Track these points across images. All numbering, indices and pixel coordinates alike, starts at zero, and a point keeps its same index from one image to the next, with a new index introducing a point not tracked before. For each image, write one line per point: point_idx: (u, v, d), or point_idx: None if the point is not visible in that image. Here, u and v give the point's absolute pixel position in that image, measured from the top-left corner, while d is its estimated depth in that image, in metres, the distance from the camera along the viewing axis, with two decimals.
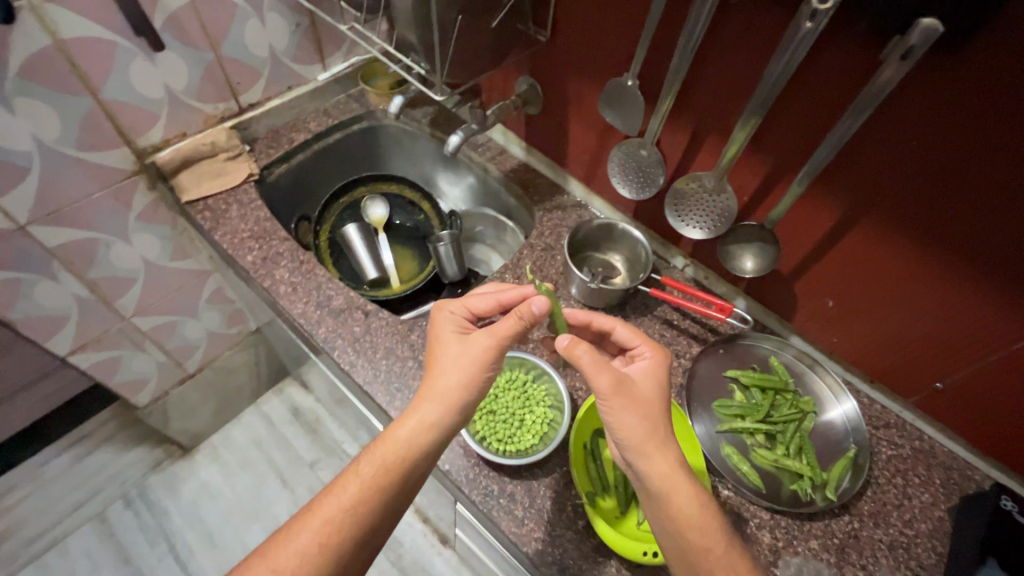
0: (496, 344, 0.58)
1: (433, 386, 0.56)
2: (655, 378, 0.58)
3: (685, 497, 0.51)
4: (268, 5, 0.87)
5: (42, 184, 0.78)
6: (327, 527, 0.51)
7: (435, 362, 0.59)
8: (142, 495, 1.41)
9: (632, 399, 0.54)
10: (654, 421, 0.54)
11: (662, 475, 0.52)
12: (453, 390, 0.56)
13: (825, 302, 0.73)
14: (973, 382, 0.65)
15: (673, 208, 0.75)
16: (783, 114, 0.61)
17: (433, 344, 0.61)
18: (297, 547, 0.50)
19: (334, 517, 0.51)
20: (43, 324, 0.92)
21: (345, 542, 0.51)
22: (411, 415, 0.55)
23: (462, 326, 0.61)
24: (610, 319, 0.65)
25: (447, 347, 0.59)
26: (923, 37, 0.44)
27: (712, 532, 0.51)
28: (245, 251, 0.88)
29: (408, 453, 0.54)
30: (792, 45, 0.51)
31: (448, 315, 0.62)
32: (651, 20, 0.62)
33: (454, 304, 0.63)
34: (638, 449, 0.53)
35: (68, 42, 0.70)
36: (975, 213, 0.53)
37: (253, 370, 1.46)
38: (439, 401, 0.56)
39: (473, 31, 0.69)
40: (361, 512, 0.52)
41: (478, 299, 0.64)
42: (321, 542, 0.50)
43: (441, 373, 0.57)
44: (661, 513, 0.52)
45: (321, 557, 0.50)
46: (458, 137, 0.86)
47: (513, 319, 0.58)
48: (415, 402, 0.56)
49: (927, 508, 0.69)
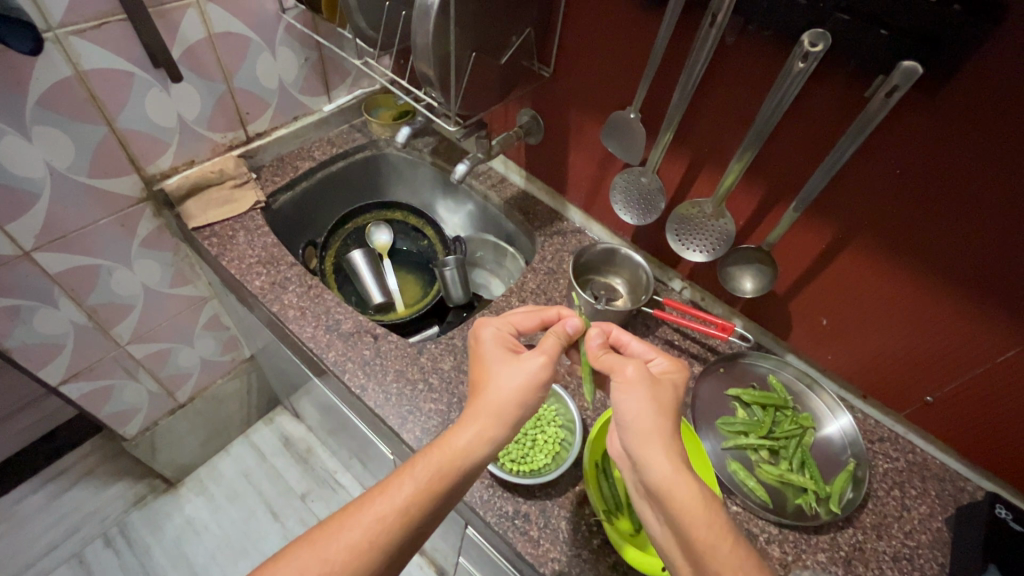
0: (548, 363, 0.58)
1: (489, 400, 0.56)
2: (673, 381, 0.59)
3: (685, 492, 0.51)
4: (280, 40, 0.91)
5: (50, 210, 0.78)
6: (378, 525, 0.50)
7: (488, 374, 0.58)
8: (123, 533, 1.33)
9: (647, 394, 0.56)
10: (660, 414, 0.55)
11: (664, 473, 0.52)
12: (510, 406, 0.56)
13: (820, 321, 0.77)
14: (960, 394, 0.68)
15: (675, 231, 0.79)
16: (777, 145, 0.65)
17: (483, 359, 0.61)
18: (347, 540, 0.49)
19: (386, 516, 0.50)
20: (37, 352, 0.90)
21: (393, 541, 0.50)
22: (471, 424, 0.55)
23: (509, 343, 0.62)
24: (626, 335, 0.67)
25: (499, 363, 0.59)
26: (905, 77, 0.49)
27: (717, 531, 0.50)
28: (252, 276, 0.88)
29: (463, 462, 0.53)
30: (785, 85, 0.56)
31: (495, 334, 0.63)
32: (653, 60, 0.67)
33: (499, 321, 0.64)
34: (642, 449, 0.54)
35: (89, 73, 0.72)
36: (959, 234, 0.57)
37: (244, 399, 1.43)
38: (497, 414, 0.55)
39: (484, 67, 0.73)
40: (413, 514, 0.51)
41: (523, 318, 0.66)
42: (371, 538, 0.50)
43: (496, 384, 0.57)
44: (665, 512, 0.52)
45: (369, 554, 0.49)
46: (464, 167, 0.89)
47: (553, 337, 0.60)
48: (473, 410, 0.56)
49: (926, 518, 0.72)
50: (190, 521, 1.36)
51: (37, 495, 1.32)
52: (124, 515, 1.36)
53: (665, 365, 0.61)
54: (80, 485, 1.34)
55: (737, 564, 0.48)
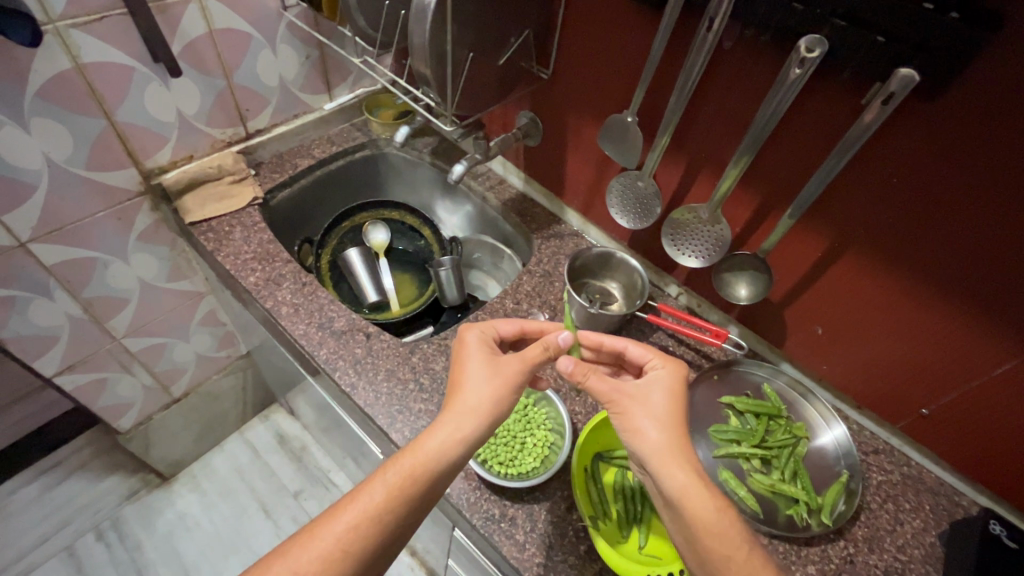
0: (522, 367, 0.59)
1: (462, 402, 0.56)
2: (667, 386, 0.59)
3: (699, 502, 0.50)
4: (281, 38, 0.91)
5: (47, 202, 0.79)
6: (351, 533, 0.49)
7: (464, 378, 0.58)
8: (115, 527, 1.33)
9: (643, 410, 0.56)
10: (664, 427, 0.55)
11: (678, 482, 0.52)
12: (483, 406, 0.56)
13: (814, 329, 0.76)
14: (955, 408, 0.68)
15: (670, 237, 0.78)
16: (773, 151, 0.65)
17: (460, 364, 0.60)
18: (320, 549, 0.48)
19: (358, 523, 0.50)
20: (32, 343, 0.90)
21: (366, 549, 0.50)
22: (443, 426, 0.54)
23: (490, 347, 0.62)
24: (623, 340, 0.67)
25: (477, 366, 0.59)
26: (902, 85, 0.48)
27: (732, 540, 0.49)
28: (247, 272, 0.88)
29: (436, 465, 0.53)
30: (782, 91, 0.55)
31: (479, 337, 0.62)
32: (650, 65, 0.66)
33: (483, 325, 0.64)
34: (655, 459, 0.53)
35: (89, 67, 0.72)
36: (953, 247, 0.57)
37: (240, 396, 1.43)
38: (471, 416, 0.55)
39: (482, 67, 0.73)
40: (386, 520, 0.50)
41: (501, 322, 0.66)
42: (342, 547, 0.49)
43: (472, 388, 0.57)
44: (679, 521, 0.51)
45: (343, 562, 0.49)
46: (462, 167, 0.88)
47: (540, 347, 0.61)
48: (447, 413, 0.55)
49: (919, 533, 0.71)
50: (182, 516, 1.36)
51: (31, 486, 1.32)
52: (117, 509, 1.35)
53: (662, 370, 0.61)
54: (74, 478, 1.33)
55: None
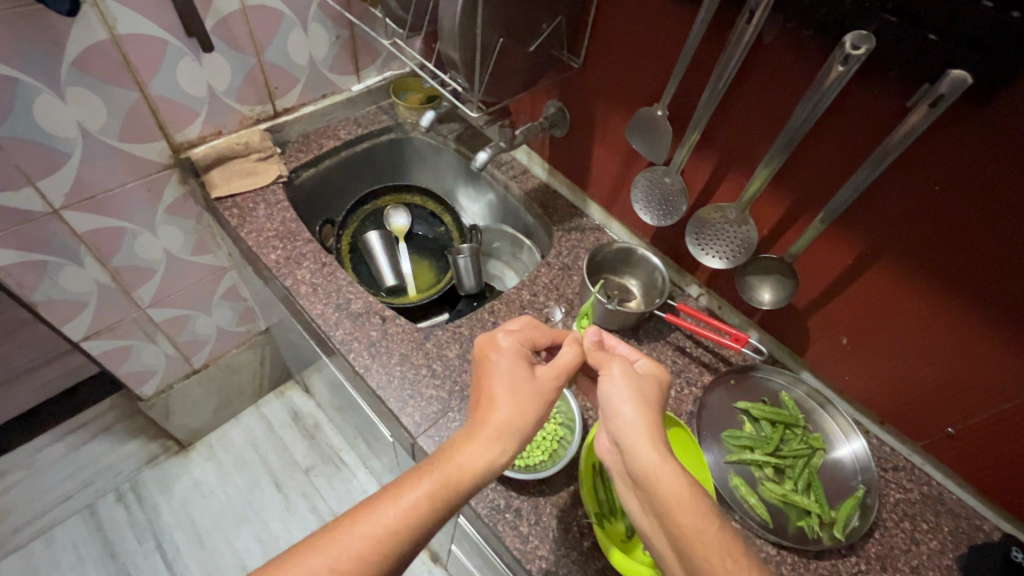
0: (557, 378, 0.59)
1: (499, 419, 0.54)
2: (657, 379, 0.59)
3: (669, 480, 0.50)
4: (313, 17, 0.91)
5: (80, 171, 0.80)
6: (388, 535, 0.48)
7: (498, 385, 0.57)
8: (134, 490, 1.37)
9: (628, 387, 0.56)
10: (643, 404, 0.55)
11: (647, 461, 0.51)
12: (516, 423, 0.55)
13: (839, 339, 0.74)
14: (985, 430, 0.65)
15: (694, 235, 0.76)
16: (808, 153, 0.63)
17: (497, 370, 0.58)
18: (357, 548, 0.47)
19: (396, 527, 0.49)
20: (62, 308, 0.93)
21: (398, 553, 0.49)
22: (485, 440, 0.53)
23: (525, 356, 0.60)
24: (613, 339, 0.67)
25: (517, 382, 0.57)
26: (952, 88, 0.46)
27: (702, 516, 0.48)
28: (269, 249, 0.89)
29: (475, 479, 0.52)
30: (823, 87, 0.53)
31: (514, 344, 0.60)
32: (684, 59, 0.64)
33: (516, 332, 0.62)
34: (629, 437, 0.53)
35: (124, 38, 0.73)
36: (996, 262, 0.54)
37: (257, 371, 1.46)
38: (512, 432, 0.54)
39: (512, 54, 0.72)
40: (423, 527, 0.50)
41: (537, 332, 0.65)
42: (378, 547, 0.48)
43: (512, 401, 0.55)
44: (649, 502, 0.51)
45: (376, 563, 0.48)
46: (485, 155, 0.87)
47: (570, 350, 0.61)
48: (486, 425, 0.54)
49: (936, 555, 0.68)
50: (197, 484, 1.40)
51: (57, 444, 1.38)
52: (136, 472, 1.40)
53: (648, 365, 0.61)
54: (98, 440, 1.39)
55: (725, 553, 0.46)
